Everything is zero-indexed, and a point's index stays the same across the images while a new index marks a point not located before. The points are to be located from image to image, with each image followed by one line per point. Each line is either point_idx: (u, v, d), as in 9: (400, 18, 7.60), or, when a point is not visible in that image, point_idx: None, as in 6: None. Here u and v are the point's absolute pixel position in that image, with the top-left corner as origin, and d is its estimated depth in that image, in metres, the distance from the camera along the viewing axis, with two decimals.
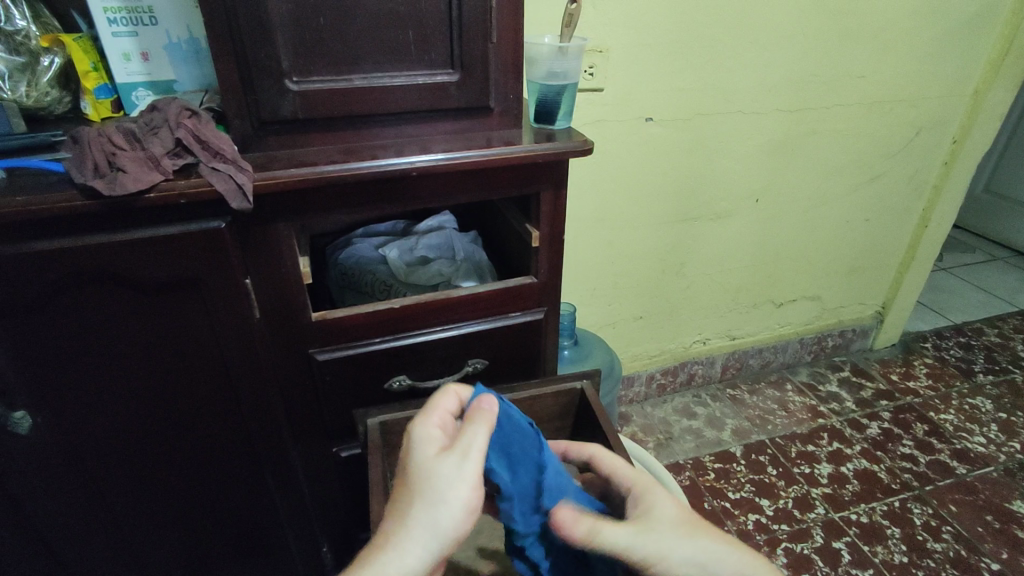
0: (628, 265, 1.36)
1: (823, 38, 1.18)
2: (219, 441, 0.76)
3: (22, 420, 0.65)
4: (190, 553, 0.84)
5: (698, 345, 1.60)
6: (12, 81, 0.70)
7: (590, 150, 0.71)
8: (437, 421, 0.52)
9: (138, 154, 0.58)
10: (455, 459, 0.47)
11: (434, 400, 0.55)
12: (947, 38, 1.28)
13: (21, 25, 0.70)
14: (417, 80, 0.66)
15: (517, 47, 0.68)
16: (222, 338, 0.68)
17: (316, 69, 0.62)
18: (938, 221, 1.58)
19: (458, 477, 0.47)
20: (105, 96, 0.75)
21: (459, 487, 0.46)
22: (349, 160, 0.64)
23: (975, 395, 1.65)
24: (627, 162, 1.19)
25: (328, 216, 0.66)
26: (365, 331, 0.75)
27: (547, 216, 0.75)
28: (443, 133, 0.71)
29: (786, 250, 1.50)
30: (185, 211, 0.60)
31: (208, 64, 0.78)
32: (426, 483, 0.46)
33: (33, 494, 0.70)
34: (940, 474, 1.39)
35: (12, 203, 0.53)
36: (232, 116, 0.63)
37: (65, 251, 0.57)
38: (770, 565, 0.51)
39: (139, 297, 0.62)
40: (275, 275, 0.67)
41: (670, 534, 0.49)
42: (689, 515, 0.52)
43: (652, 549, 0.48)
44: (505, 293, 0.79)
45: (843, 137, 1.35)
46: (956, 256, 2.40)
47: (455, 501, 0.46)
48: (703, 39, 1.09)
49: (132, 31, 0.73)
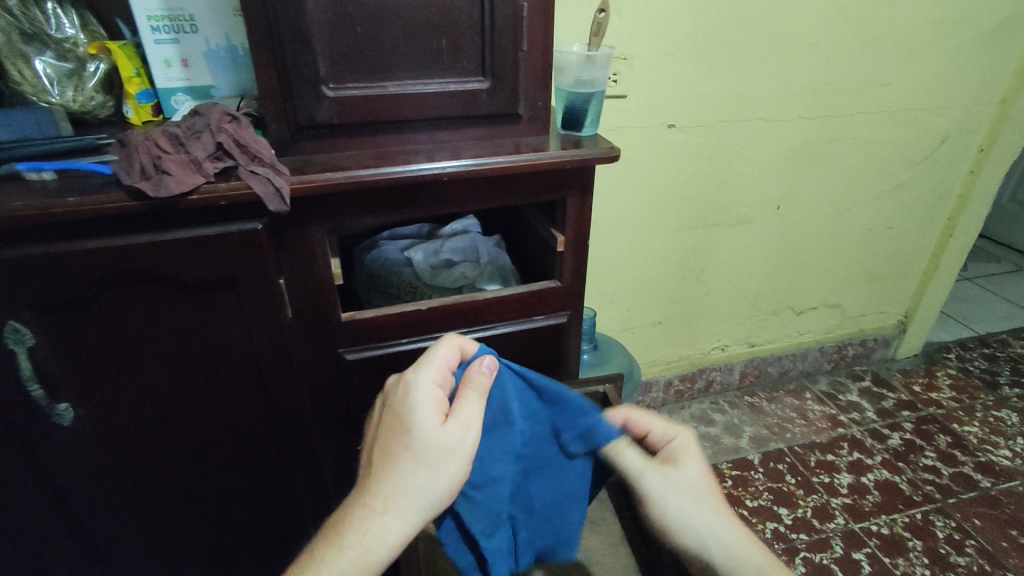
0: (648, 270, 1.36)
1: (848, 46, 1.18)
2: (249, 437, 0.78)
3: (65, 413, 0.67)
4: (218, 546, 0.86)
5: (716, 352, 1.60)
6: (60, 86, 0.73)
7: (617, 157, 0.72)
8: (437, 379, 0.56)
9: (181, 157, 0.60)
10: (455, 435, 0.52)
11: (434, 352, 0.58)
12: (974, 46, 1.27)
13: (70, 33, 0.74)
14: (449, 88, 0.67)
15: (546, 56, 0.69)
16: (256, 336, 0.70)
17: (352, 76, 0.64)
18: (964, 230, 1.56)
19: (454, 451, 0.52)
20: (147, 101, 0.78)
21: (452, 462, 0.52)
22: (382, 164, 0.65)
23: (1000, 407, 1.62)
24: (649, 168, 1.20)
25: (360, 219, 0.68)
26: (392, 331, 0.77)
27: (573, 221, 0.76)
28: (472, 138, 0.72)
29: (808, 257, 1.49)
30: (224, 213, 0.62)
31: (244, 70, 0.80)
32: (422, 452, 0.51)
33: (72, 484, 0.73)
34: (964, 487, 1.38)
35: (64, 203, 0.56)
36: (270, 122, 0.65)
37: (112, 250, 0.59)
38: (762, 555, 0.58)
39: (179, 295, 0.65)
40: (308, 276, 0.69)
41: (674, 493, 0.59)
42: (701, 487, 0.59)
43: (655, 490, 0.59)
44: (530, 297, 0.80)
45: (867, 145, 1.34)
46: (980, 266, 2.36)
47: (446, 473, 0.51)
48: (727, 47, 1.10)
49: (173, 39, 0.75)
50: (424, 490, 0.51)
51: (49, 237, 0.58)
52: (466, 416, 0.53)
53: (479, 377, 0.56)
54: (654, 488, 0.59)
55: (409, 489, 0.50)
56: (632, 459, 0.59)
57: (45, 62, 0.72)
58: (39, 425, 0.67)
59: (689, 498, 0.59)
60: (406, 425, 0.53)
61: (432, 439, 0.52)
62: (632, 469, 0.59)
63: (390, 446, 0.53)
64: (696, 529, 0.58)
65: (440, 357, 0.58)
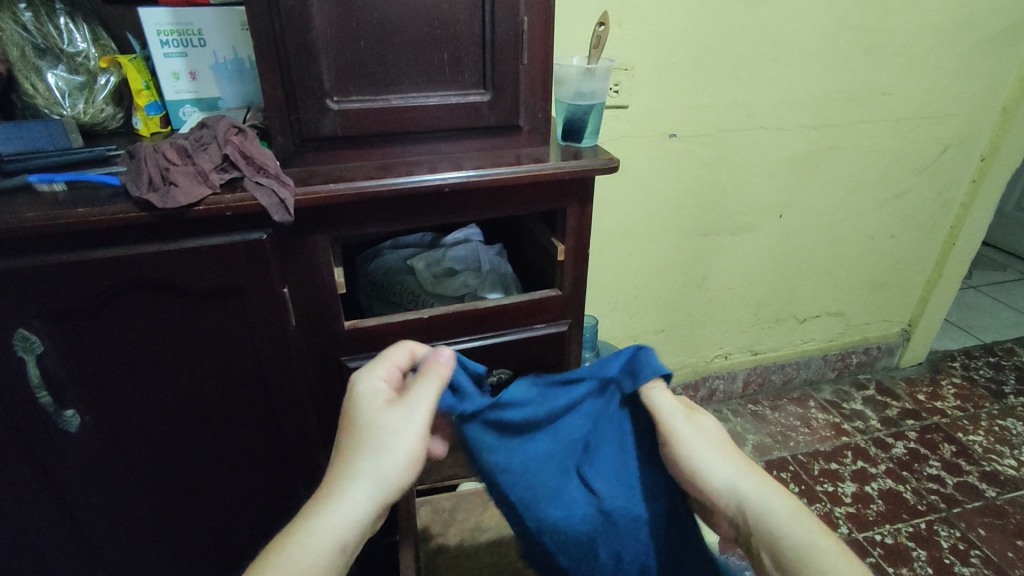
0: (650, 278, 1.37)
1: (848, 57, 1.19)
2: (252, 443, 0.78)
3: (71, 419, 0.68)
4: (221, 551, 0.87)
5: (719, 360, 1.60)
6: (72, 99, 0.75)
7: (616, 168, 0.72)
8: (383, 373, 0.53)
9: (188, 169, 0.61)
10: (400, 411, 0.49)
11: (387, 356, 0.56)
12: (975, 56, 1.28)
13: (82, 47, 0.75)
14: (451, 100, 0.69)
15: (546, 68, 0.70)
16: (260, 343, 0.71)
17: (356, 90, 0.66)
18: (967, 239, 1.56)
19: (404, 427, 0.48)
20: (155, 113, 0.79)
21: (403, 438, 0.47)
22: (385, 175, 0.66)
23: (1005, 416, 1.61)
24: (650, 177, 1.21)
25: (363, 229, 0.69)
26: (394, 339, 0.78)
27: (573, 230, 0.77)
28: (473, 149, 0.74)
29: (810, 265, 1.50)
30: (229, 223, 0.63)
31: (251, 82, 0.82)
32: (371, 435, 0.47)
33: (78, 489, 0.74)
34: (968, 496, 1.37)
35: (75, 214, 0.57)
36: (275, 134, 0.66)
37: (120, 259, 0.61)
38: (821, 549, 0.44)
39: (184, 303, 0.66)
40: (311, 285, 0.70)
41: (701, 433, 0.52)
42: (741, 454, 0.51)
43: (679, 428, 0.53)
44: (531, 305, 0.81)
45: (869, 154, 1.35)
46: (986, 274, 2.35)
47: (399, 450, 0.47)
48: (727, 58, 1.11)
49: (181, 52, 0.77)
50: (374, 471, 0.46)
51: (59, 246, 0.59)
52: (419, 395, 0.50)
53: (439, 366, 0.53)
54: (678, 425, 0.53)
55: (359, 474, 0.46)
56: (657, 399, 0.55)
57: (57, 75, 0.74)
58: (46, 431, 0.68)
59: (719, 444, 0.51)
60: (350, 416, 0.50)
61: (381, 418, 0.48)
62: (657, 407, 0.55)
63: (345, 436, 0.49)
64: (725, 475, 0.49)
65: (389, 356, 0.55)
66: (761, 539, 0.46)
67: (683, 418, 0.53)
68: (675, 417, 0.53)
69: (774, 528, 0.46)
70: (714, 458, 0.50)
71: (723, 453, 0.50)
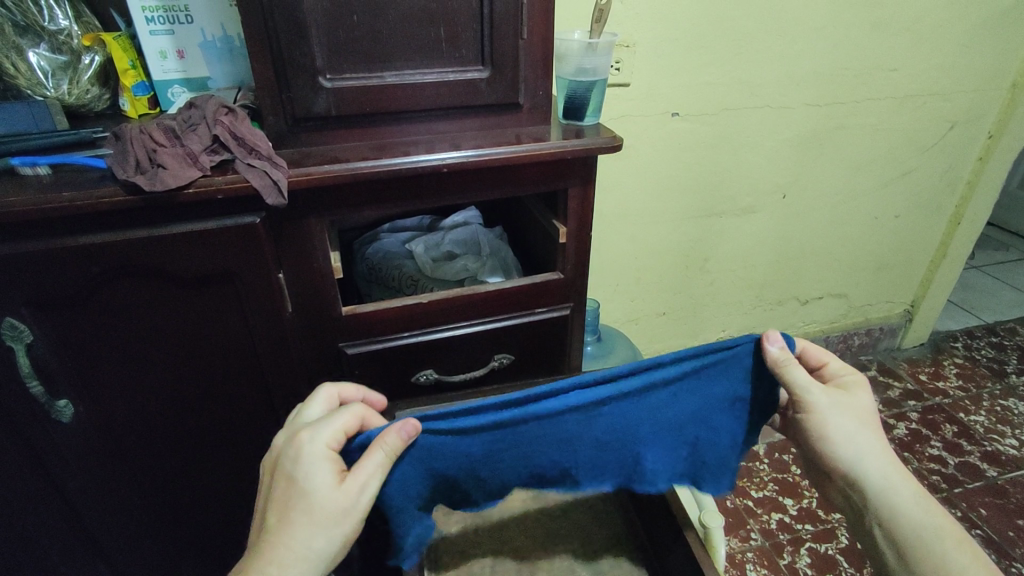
0: (652, 260, 1.35)
1: (855, 31, 1.16)
2: (249, 429, 0.77)
3: (65, 409, 0.67)
4: (220, 538, 0.86)
5: (721, 342, 1.59)
6: (55, 79, 0.72)
7: (619, 147, 0.70)
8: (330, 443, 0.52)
9: (177, 151, 0.59)
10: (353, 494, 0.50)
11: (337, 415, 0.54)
12: (984, 29, 1.25)
13: (63, 24, 0.72)
14: (448, 77, 0.66)
15: (546, 44, 0.68)
16: (255, 330, 0.69)
17: (349, 67, 0.63)
18: (972, 218, 1.54)
19: (358, 513, 0.50)
20: (143, 94, 0.77)
21: (347, 524, 0.50)
22: (381, 157, 0.64)
23: (1007, 396, 1.61)
24: (651, 157, 1.18)
25: (360, 212, 0.67)
26: (393, 325, 0.76)
27: (575, 212, 0.75)
28: (472, 129, 0.71)
29: (814, 247, 1.48)
30: (219, 207, 0.61)
31: (241, 60, 0.79)
32: (314, 516, 0.49)
33: (77, 479, 0.73)
34: (970, 477, 1.37)
35: (59, 198, 0.55)
36: (267, 114, 0.64)
37: (109, 245, 0.59)
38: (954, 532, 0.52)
39: (177, 289, 0.64)
40: (308, 270, 0.69)
41: (848, 411, 0.57)
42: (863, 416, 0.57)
43: (823, 403, 0.57)
44: (532, 289, 0.79)
45: (875, 132, 1.32)
46: (988, 254, 2.34)
47: (338, 536, 0.50)
48: (730, 34, 1.08)
49: (168, 30, 0.75)
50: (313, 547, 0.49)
51: (46, 231, 0.57)
52: (371, 481, 0.50)
53: (390, 438, 0.51)
54: (825, 402, 0.57)
55: (305, 559, 0.48)
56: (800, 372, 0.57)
57: (39, 54, 0.71)
58: (39, 421, 0.67)
59: (870, 423, 0.56)
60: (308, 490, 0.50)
61: (324, 501, 0.49)
62: (798, 381, 0.57)
63: (275, 489, 0.51)
64: (867, 451, 0.55)
65: (338, 420, 0.54)
66: (896, 518, 0.53)
67: (828, 394, 0.57)
68: (820, 391, 0.57)
69: (898, 504, 0.53)
70: (859, 437, 0.55)
71: (867, 431, 0.56)
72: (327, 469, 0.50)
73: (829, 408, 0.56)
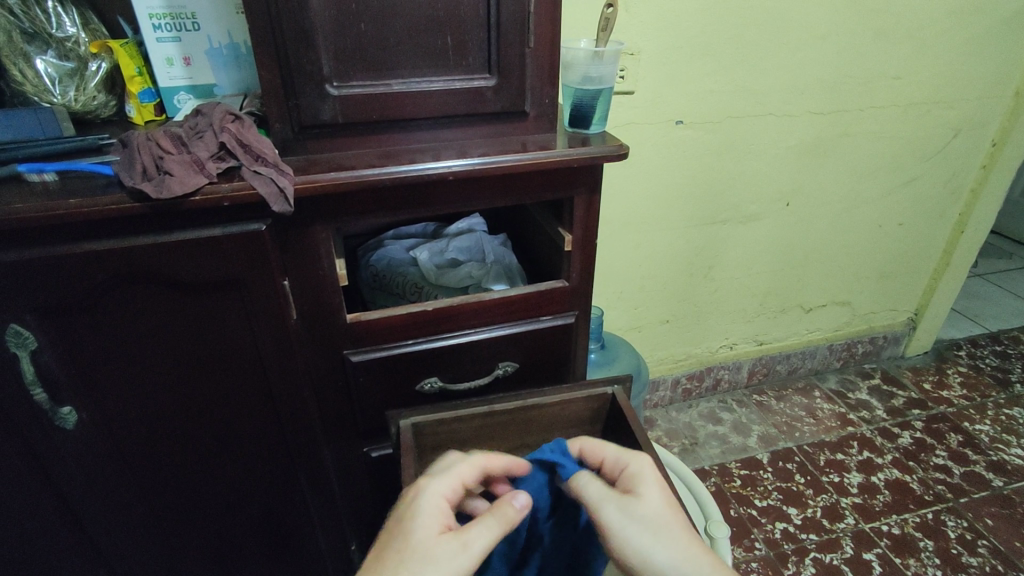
0: (656, 267, 1.35)
1: (858, 40, 1.16)
2: (252, 436, 0.77)
3: (68, 416, 0.66)
4: (222, 548, 0.86)
5: (724, 350, 1.58)
6: (62, 86, 0.72)
7: (626, 155, 0.70)
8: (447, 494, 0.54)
9: (183, 158, 0.59)
10: (453, 546, 0.49)
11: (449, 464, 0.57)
12: (987, 38, 1.25)
13: (71, 31, 0.73)
14: (455, 85, 0.66)
15: (554, 51, 0.68)
16: (259, 337, 0.69)
17: (355, 75, 0.63)
18: (976, 226, 1.54)
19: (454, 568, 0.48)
20: (149, 100, 0.77)
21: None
22: (387, 164, 0.64)
23: (1012, 405, 1.60)
24: (655, 165, 1.18)
25: (365, 219, 0.67)
26: (398, 333, 0.76)
27: (580, 219, 0.75)
28: (478, 137, 0.71)
29: (817, 255, 1.48)
30: (226, 214, 0.61)
31: (246, 68, 0.79)
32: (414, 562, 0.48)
33: (78, 487, 0.72)
34: (975, 486, 1.36)
35: (66, 205, 0.55)
36: (273, 121, 0.64)
37: (116, 252, 0.59)
38: None
39: (182, 296, 0.64)
40: (312, 278, 0.69)
41: (641, 522, 0.51)
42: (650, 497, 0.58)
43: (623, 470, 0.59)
44: (537, 297, 0.79)
45: (878, 140, 1.32)
46: (991, 262, 2.33)
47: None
48: (735, 41, 1.08)
49: (175, 37, 0.75)
50: None
51: (51, 238, 0.57)
52: (475, 539, 0.50)
53: (507, 507, 0.52)
54: (615, 517, 0.52)
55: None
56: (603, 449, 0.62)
57: (46, 61, 0.71)
58: (42, 428, 0.66)
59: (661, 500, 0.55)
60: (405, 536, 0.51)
61: (428, 546, 0.49)
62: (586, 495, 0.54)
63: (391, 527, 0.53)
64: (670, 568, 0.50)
65: (457, 472, 0.57)
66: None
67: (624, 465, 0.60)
68: (612, 509, 0.52)
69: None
70: (656, 552, 0.50)
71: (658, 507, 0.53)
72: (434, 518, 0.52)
73: (620, 530, 0.51)
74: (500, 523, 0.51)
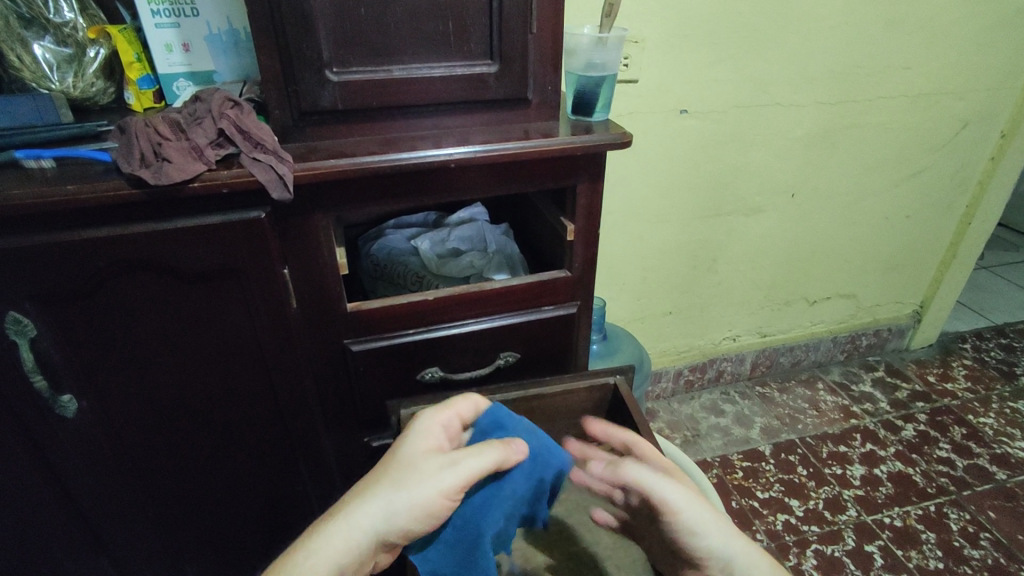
0: (659, 258, 1.34)
1: (867, 28, 1.14)
2: (253, 425, 0.77)
3: (68, 404, 0.66)
4: (223, 536, 0.86)
5: (727, 342, 1.58)
6: (60, 72, 0.72)
7: (629, 143, 0.69)
8: (441, 420, 0.59)
9: (182, 144, 0.58)
10: (444, 462, 0.53)
11: (453, 401, 0.62)
12: (998, 25, 1.23)
13: (68, 17, 0.72)
14: (456, 71, 0.65)
15: (557, 37, 0.67)
16: (259, 325, 0.68)
17: (356, 60, 0.62)
18: (984, 217, 1.52)
19: (444, 483, 0.52)
20: (148, 87, 0.77)
21: (430, 488, 0.51)
22: (387, 151, 0.63)
23: (1017, 398, 1.59)
24: (659, 154, 1.17)
25: (365, 207, 0.67)
26: (399, 322, 0.75)
27: (583, 209, 0.74)
28: (480, 124, 0.70)
29: (822, 246, 1.46)
30: (225, 202, 0.61)
31: (246, 54, 0.78)
32: (406, 468, 0.52)
33: (79, 475, 0.73)
34: (979, 480, 1.35)
35: (63, 192, 0.54)
36: (273, 108, 0.63)
37: (114, 240, 0.58)
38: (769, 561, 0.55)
39: (181, 285, 0.63)
40: (312, 267, 0.68)
41: (699, 500, 0.54)
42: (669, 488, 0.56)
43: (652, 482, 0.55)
44: (540, 287, 0.78)
45: (885, 130, 1.31)
46: (998, 254, 2.32)
47: (422, 497, 0.51)
48: (741, 29, 1.07)
49: (174, 22, 0.74)
50: (385, 513, 0.50)
51: (48, 225, 0.57)
52: (468, 462, 0.54)
53: (508, 447, 0.57)
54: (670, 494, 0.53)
55: (384, 506, 0.50)
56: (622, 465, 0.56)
57: (43, 47, 0.71)
58: (42, 415, 0.66)
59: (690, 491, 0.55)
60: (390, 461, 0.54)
61: (422, 461, 0.53)
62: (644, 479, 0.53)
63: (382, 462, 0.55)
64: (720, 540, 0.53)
65: (456, 405, 0.61)
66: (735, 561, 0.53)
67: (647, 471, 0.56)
68: (673, 488, 0.53)
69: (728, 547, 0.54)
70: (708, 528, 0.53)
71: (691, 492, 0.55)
72: (425, 442, 0.56)
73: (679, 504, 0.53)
74: (496, 454, 0.55)
